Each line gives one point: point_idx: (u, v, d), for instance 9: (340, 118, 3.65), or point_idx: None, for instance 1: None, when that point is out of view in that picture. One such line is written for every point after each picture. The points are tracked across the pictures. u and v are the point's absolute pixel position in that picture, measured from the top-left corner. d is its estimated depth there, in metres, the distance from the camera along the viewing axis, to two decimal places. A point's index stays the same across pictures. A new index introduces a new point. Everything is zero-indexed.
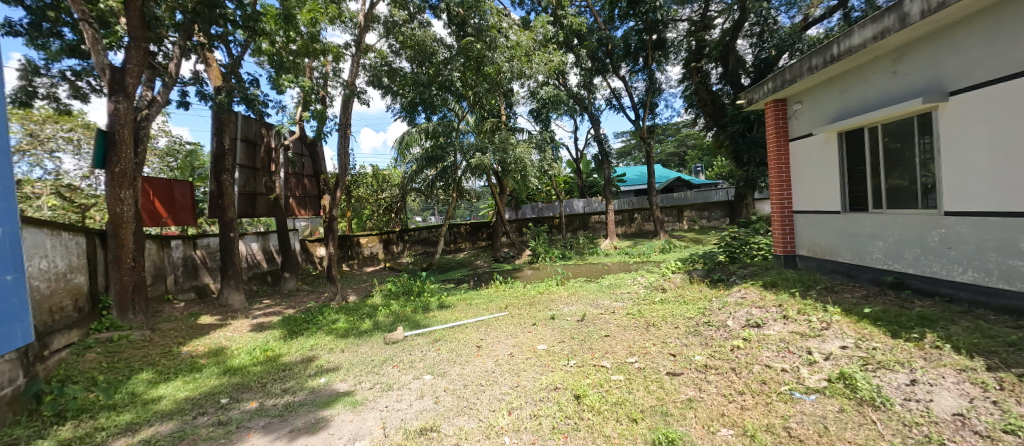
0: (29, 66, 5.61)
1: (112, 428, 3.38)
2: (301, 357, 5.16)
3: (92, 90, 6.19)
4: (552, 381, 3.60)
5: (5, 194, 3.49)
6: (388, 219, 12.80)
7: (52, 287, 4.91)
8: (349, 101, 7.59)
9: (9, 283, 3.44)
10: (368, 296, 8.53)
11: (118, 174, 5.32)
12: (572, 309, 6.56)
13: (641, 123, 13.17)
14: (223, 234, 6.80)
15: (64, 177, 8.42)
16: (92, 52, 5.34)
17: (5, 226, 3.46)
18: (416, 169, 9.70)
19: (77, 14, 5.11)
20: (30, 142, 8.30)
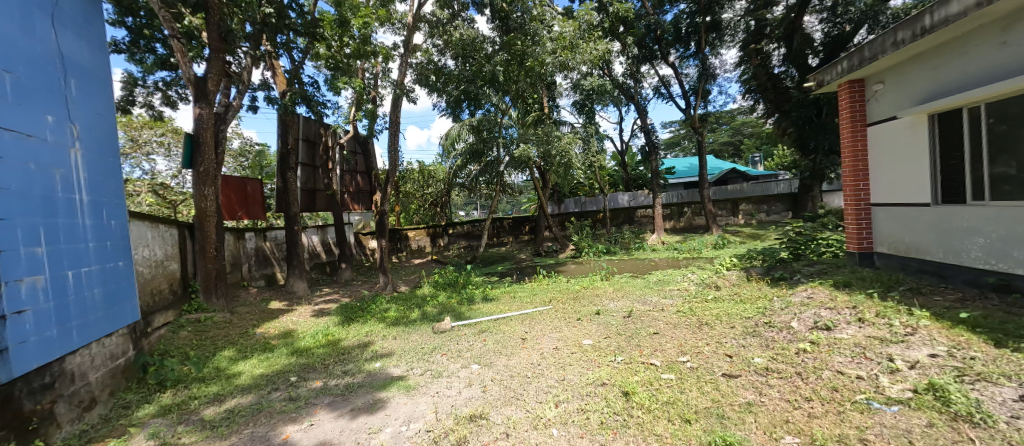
0: (128, 78, 6.27)
1: (203, 398, 3.76)
2: (358, 342, 5.46)
3: (180, 97, 6.81)
4: (599, 376, 3.55)
5: (115, 193, 4.04)
6: (433, 214, 13.19)
7: (153, 272, 5.49)
8: (399, 98, 7.85)
9: (121, 268, 4.01)
10: (418, 287, 8.85)
11: (203, 172, 5.85)
12: (618, 304, 6.44)
13: (692, 112, 12.54)
14: (289, 227, 7.28)
15: (158, 177, 9.37)
16: (180, 63, 5.89)
17: (116, 220, 4.01)
18: (461, 164, 9.91)
19: (168, 31, 5.63)
20: (131, 146, 9.33)
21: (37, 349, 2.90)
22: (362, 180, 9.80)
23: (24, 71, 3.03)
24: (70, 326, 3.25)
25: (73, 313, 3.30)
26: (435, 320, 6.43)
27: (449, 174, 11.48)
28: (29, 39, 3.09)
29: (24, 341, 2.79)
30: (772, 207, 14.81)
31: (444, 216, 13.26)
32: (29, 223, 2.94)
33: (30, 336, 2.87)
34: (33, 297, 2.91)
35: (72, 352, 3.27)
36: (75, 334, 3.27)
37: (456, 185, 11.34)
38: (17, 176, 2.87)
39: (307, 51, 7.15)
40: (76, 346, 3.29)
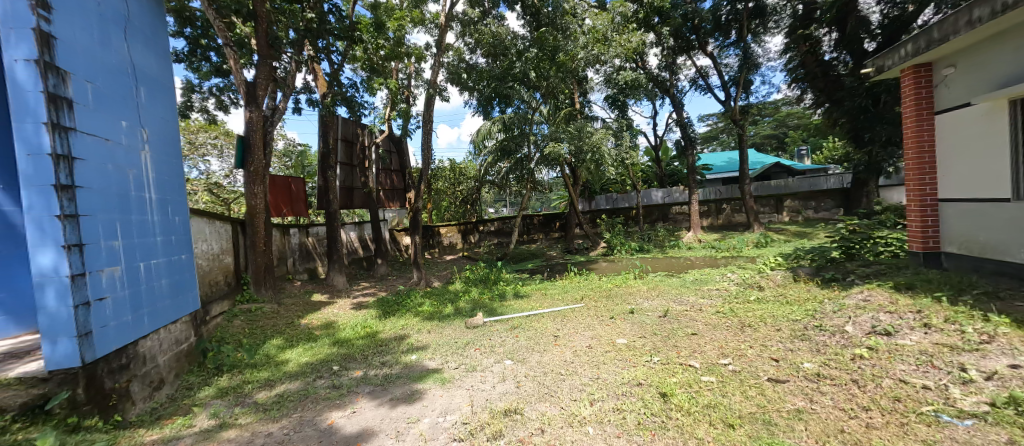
0: (186, 85, 6.69)
1: (255, 382, 4.07)
2: (395, 335, 5.67)
3: (231, 101, 7.19)
4: (633, 376, 3.50)
5: (178, 192, 4.38)
6: (465, 211, 13.32)
7: (210, 265, 5.87)
8: (432, 97, 7.98)
9: (183, 261, 4.35)
10: (450, 282, 8.98)
11: (253, 172, 6.21)
12: (653, 304, 6.31)
13: (733, 104, 12.02)
14: (329, 223, 7.55)
15: (212, 177, 9.98)
16: (232, 68, 6.24)
17: (178, 216, 4.35)
18: (491, 162, 9.94)
19: (222, 39, 5.96)
20: (189, 148, 9.99)
21: (115, 332, 3.18)
22: (396, 178, 10.03)
23: (100, 82, 3.34)
24: (143, 313, 3.54)
25: (145, 300, 3.60)
26: (468, 316, 6.54)
27: (479, 172, 11.58)
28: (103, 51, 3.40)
29: (105, 324, 3.06)
30: (821, 204, 13.67)
31: (475, 213, 13.37)
32: (107, 217, 3.22)
33: (110, 321, 3.15)
34: (112, 286, 3.19)
35: (145, 336, 3.59)
36: (147, 320, 3.57)
37: (486, 182, 11.40)
38: (96, 174, 3.16)
39: (345, 55, 7.37)
40: (147, 331, 3.59)
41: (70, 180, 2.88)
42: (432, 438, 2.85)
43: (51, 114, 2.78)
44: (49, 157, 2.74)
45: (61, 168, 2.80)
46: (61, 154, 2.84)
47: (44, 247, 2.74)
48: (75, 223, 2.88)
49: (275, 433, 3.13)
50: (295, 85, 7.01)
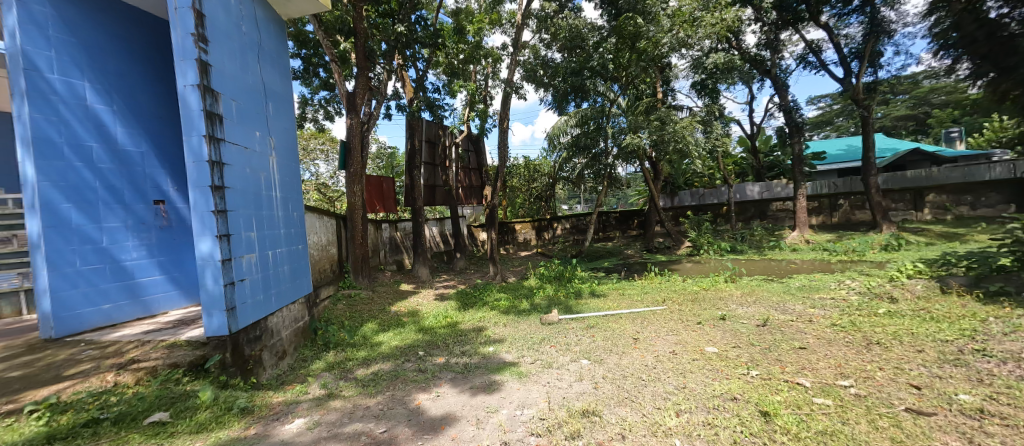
0: (301, 99, 7.60)
1: (354, 360, 5.03)
2: (473, 327, 6.20)
3: (336, 112, 8.01)
4: (727, 389, 3.32)
5: (287, 196, 5.59)
6: (539, 208, 13.36)
7: (319, 255, 6.69)
8: (509, 96, 8.13)
9: (292, 251, 5.50)
10: (525, 278, 9.10)
11: (354, 173, 6.91)
12: (750, 310, 5.97)
13: (855, 81, 10.50)
14: (415, 219, 8.06)
15: (320, 178, 11.29)
16: (336, 82, 6.94)
17: (288, 214, 5.55)
18: (565, 157, 9.93)
19: (329, 56, 6.69)
20: (303, 154, 11.43)
21: (251, 308, 4.25)
22: (474, 176, 10.30)
23: (235, 101, 4.52)
24: (268, 293, 4.64)
25: (269, 284, 4.71)
26: (545, 312, 6.78)
27: (554, 168, 11.57)
28: (236, 77, 4.59)
29: (244, 301, 4.11)
30: (982, 196, 11.84)
31: (549, 210, 13.34)
32: (243, 213, 4.32)
33: (248, 299, 4.21)
34: (247, 270, 4.24)
35: (270, 314, 4.68)
36: (270, 299, 4.66)
37: (560, 178, 11.33)
38: (235, 177, 4.27)
39: (429, 62, 7.76)
40: (271, 309, 4.67)
41: (221, 181, 3.98)
42: (511, 429, 3.04)
43: (208, 129, 3.90)
44: (206, 164, 3.83)
45: (215, 173, 3.88)
46: (214, 160, 3.93)
47: (205, 237, 3.80)
48: (224, 217, 3.96)
49: (372, 408, 3.71)
50: (386, 93, 7.55)
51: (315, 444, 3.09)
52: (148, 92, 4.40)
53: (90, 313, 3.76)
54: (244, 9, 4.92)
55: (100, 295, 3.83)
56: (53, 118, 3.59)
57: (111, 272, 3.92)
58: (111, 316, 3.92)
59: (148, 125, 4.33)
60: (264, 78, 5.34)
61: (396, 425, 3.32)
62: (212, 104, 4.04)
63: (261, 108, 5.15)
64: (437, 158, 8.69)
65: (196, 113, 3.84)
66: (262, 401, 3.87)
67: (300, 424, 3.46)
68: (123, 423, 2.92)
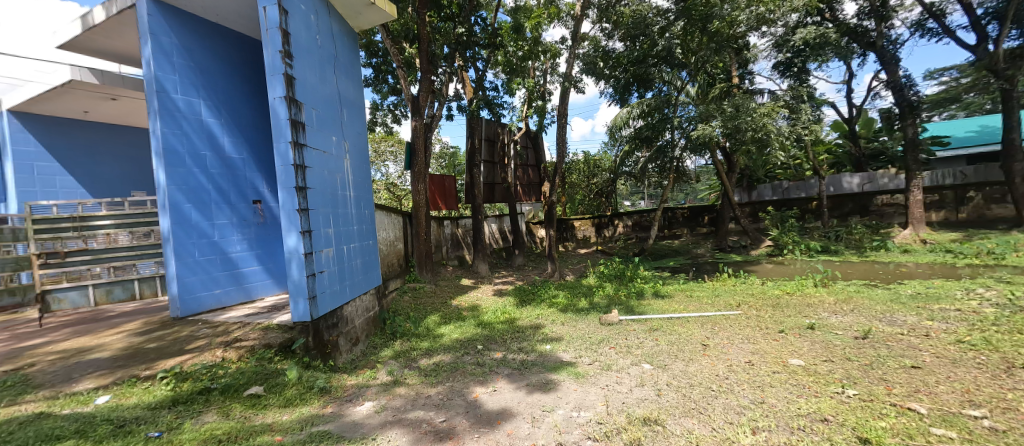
0: (373, 105, 8.16)
1: (418, 350, 5.34)
2: (530, 324, 6.27)
3: (403, 116, 8.46)
4: (817, 408, 2.98)
5: (360, 195, 6.10)
6: (599, 204, 12.96)
7: (387, 250, 7.15)
8: (568, 90, 7.94)
9: (364, 246, 6.01)
10: (584, 276, 8.89)
11: (418, 172, 7.20)
12: (845, 319, 5.25)
13: (995, 47, 8.67)
14: (475, 216, 8.24)
15: (390, 178, 12.04)
16: (402, 86, 7.28)
17: (361, 211, 6.06)
18: (628, 151, 9.62)
19: (396, 62, 7.06)
20: (375, 156, 12.28)
21: (329, 297, 4.72)
22: (532, 173, 10.24)
23: (316, 109, 4.99)
24: (343, 284, 5.11)
25: (344, 275, 5.19)
26: (603, 312, 6.60)
27: (615, 163, 11.17)
28: (316, 88, 5.06)
29: (323, 291, 4.59)
30: None
31: (610, 206, 12.86)
32: (322, 211, 4.79)
33: (326, 289, 4.69)
34: (325, 262, 4.71)
35: (345, 303, 5.15)
36: (345, 289, 5.13)
37: (622, 174, 10.87)
38: (315, 178, 4.75)
39: (489, 61, 7.84)
40: (346, 299, 5.14)
41: (303, 182, 4.45)
42: (566, 431, 3.03)
43: (293, 136, 4.38)
44: (292, 167, 4.30)
45: (298, 176, 4.35)
46: (298, 163, 4.40)
47: (290, 233, 4.30)
48: (306, 215, 4.44)
49: (433, 397, 3.93)
50: (448, 94, 7.74)
51: (381, 427, 3.33)
52: (245, 118, 5.66)
53: (206, 296, 5.04)
54: (322, 23, 5.38)
55: (212, 281, 5.10)
56: (178, 132, 4.85)
57: (220, 264, 5.19)
58: (221, 299, 5.18)
59: (245, 145, 5.59)
60: (340, 87, 5.82)
61: (454, 416, 3.47)
62: (297, 113, 4.52)
63: (337, 115, 5.64)
64: (496, 156, 8.80)
65: (284, 122, 4.34)
66: (338, 382, 4.28)
67: (370, 406, 3.76)
68: (228, 393, 3.59)
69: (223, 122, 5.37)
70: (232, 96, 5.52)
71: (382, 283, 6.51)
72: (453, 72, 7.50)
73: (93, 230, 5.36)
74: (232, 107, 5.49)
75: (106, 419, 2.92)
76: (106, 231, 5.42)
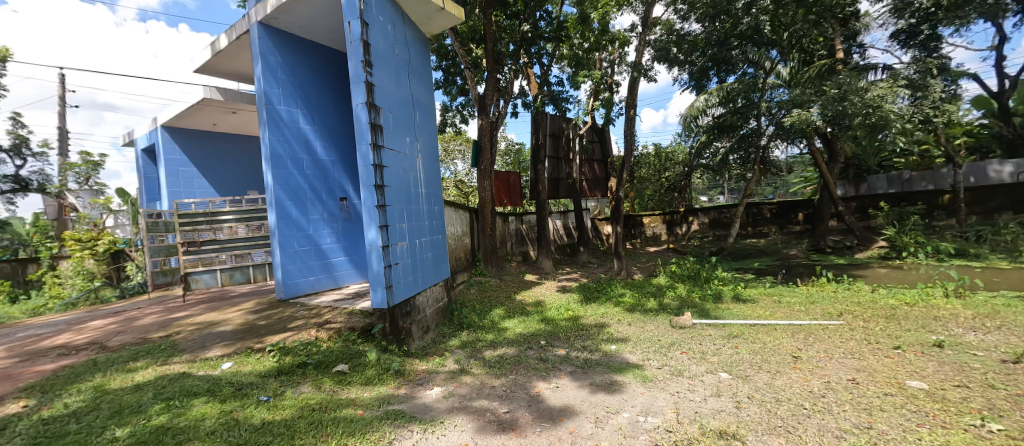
0: (442, 107, 8.54)
1: (484, 341, 5.55)
2: (595, 322, 6.15)
3: (471, 115, 8.74)
4: (944, 441, 2.57)
5: (431, 191, 6.47)
6: (670, 199, 12.15)
7: (455, 244, 7.49)
8: (637, 81, 7.55)
9: (435, 240, 6.36)
10: (654, 275, 8.45)
11: (485, 170, 7.40)
12: (987, 337, 4.36)
13: None
14: (539, 212, 8.25)
15: (458, 175, 12.50)
16: (470, 86, 7.50)
17: (432, 207, 6.42)
18: (705, 142, 8.87)
19: (464, 63, 7.29)
20: (444, 155, 12.83)
21: (403, 287, 5.11)
22: (598, 167, 9.91)
23: (392, 113, 5.40)
24: (415, 275, 5.48)
25: (417, 267, 5.57)
26: (675, 314, 6.23)
27: (690, 155, 10.41)
28: (392, 93, 5.46)
29: (398, 281, 4.97)
30: None
31: (684, 201, 11.99)
32: (397, 207, 5.18)
33: (401, 279, 5.07)
34: (399, 255, 5.08)
35: (417, 293, 5.52)
36: (417, 280, 5.50)
37: (698, 167, 10.06)
38: (391, 177, 5.14)
39: (554, 55, 7.74)
40: (418, 289, 5.51)
41: (381, 181, 4.85)
42: (632, 436, 2.99)
43: (373, 139, 4.79)
44: (371, 167, 4.71)
45: (377, 174, 4.76)
46: (376, 163, 4.81)
47: (370, 227, 4.73)
48: (383, 211, 4.83)
49: (497, 388, 4.06)
50: (513, 92, 7.78)
51: (448, 412, 3.53)
52: (332, 123, 6.29)
53: (303, 282, 5.73)
54: (398, 32, 5.77)
55: (308, 270, 5.78)
56: (281, 139, 5.57)
57: (314, 255, 5.86)
58: (314, 285, 5.85)
59: (332, 147, 6.22)
60: (413, 90, 6.20)
61: (517, 408, 3.56)
62: (376, 117, 4.92)
63: (410, 117, 6.02)
64: (561, 151, 8.71)
65: (364, 126, 4.76)
66: (411, 367, 4.62)
67: (438, 391, 4.00)
68: (321, 368, 4.06)
69: (315, 128, 6.03)
70: (322, 104, 6.16)
71: (451, 276, 6.84)
72: (519, 69, 7.49)
73: (218, 223, 6.02)
74: (322, 114, 6.12)
75: (229, 382, 3.52)
76: (229, 224, 6.15)
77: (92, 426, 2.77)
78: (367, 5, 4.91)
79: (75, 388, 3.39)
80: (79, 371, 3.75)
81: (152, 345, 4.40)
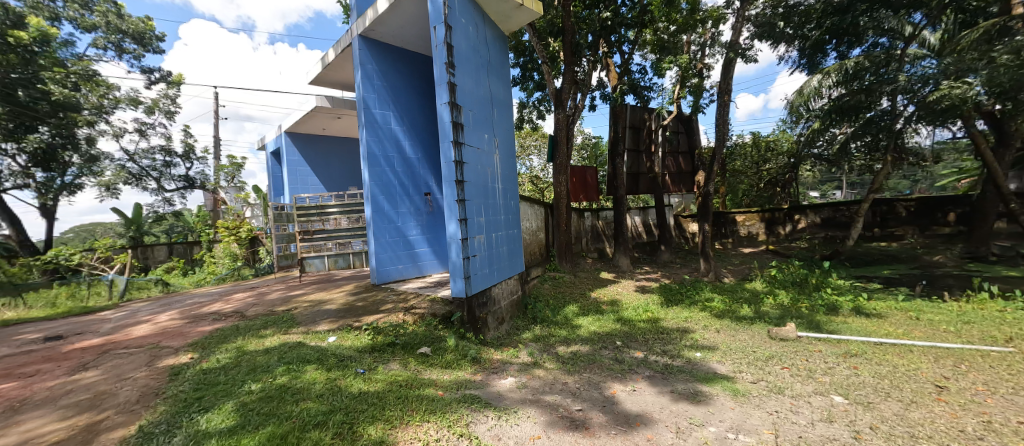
0: (519, 103, 8.64)
1: (557, 337, 5.56)
2: (677, 326, 5.75)
3: (547, 110, 8.72)
4: None
5: (508, 186, 6.62)
6: (771, 194, 10.70)
7: (530, 238, 7.58)
8: (732, 63, 6.81)
9: (511, 234, 6.51)
10: (748, 280, 7.62)
11: (561, 164, 7.34)
12: None
13: None
14: (616, 208, 7.95)
15: (533, 171, 12.52)
16: (547, 81, 7.48)
17: (508, 202, 6.58)
18: (818, 129, 7.65)
19: (541, 58, 7.28)
20: (520, 150, 12.95)
21: (480, 278, 5.33)
22: (684, 160, 9.15)
23: (472, 111, 5.63)
24: (492, 267, 5.68)
25: (493, 260, 5.76)
26: (774, 324, 5.55)
27: (796, 144, 9.10)
28: (473, 92, 5.68)
29: (475, 272, 5.22)
30: None
31: (788, 197, 10.54)
32: (475, 202, 5.41)
33: (478, 271, 5.30)
34: (477, 247, 5.31)
35: (493, 285, 5.72)
36: (493, 273, 5.70)
37: (806, 157, 8.73)
38: (471, 172, 5.39)
39: (636, 42, 7.32)
40: (494, 281, 5.70)
41: (461, 176, 5.11)
42: None
43: (454, 136, 5.05)
44: (453, 164, 4.99)
45: (457, 170, 5.02)
46: (457, 160, 5.07)
47: (450, 221, 5.02)
48: (463, 205, 5.09)
49: (570, 385, 4.05)
50: (591, 84, 7.56)
51: (521, 403, 3.60)
52: (419, 123, 6.76)
53: (393, 270, 6.30)
54: (479, 32, 5.98)
55: (397, 259, 6.33)
56: (376, 139, 6.15)
57: (402, 245, 6.39)
58: (402, 273, 6.39)
59: (419, 146, 6.69)
60: (492, 88, 6.39)
61: (590, 408, 3.50)
62: (457, 116, 5.19)
63: (489, 115, 6.21)
64: (642, 144, 8.29)
65: (447, 125, 5.05)
66: (487, 355, 4.82)
67: (512, 382, 4.12)
68: (408, 349, 4.46)
69: (404, 129, 6.54)
70: (411, 106, 6.65)
71: (526, 270, 6.95)
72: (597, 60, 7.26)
73: (325, 216, 6.73)
74: (410, 116, 6.61)
75: (333, 353, 3.99)
76: (334, 216, 6.86)
77: (236, 379, 3.37)
78: (451, 9, 5.17)
79: (224, 347, 4.19)
80: (226, 334, 4.62)
81: (276, 317, 5.22)
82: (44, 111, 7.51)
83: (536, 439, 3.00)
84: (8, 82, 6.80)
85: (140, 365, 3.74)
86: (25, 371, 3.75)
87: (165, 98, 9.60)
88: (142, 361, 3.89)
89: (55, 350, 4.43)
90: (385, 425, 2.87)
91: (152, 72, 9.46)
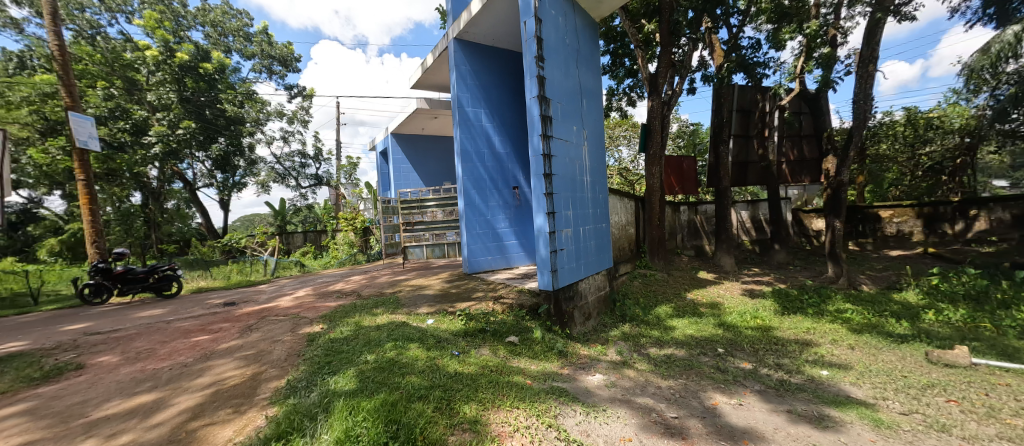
0: (609, 92, 8.28)
1: (648, 338, 5.25)
2: (795, 337, 4.99)
3: (639, 97, 8.19)
4: None
5: (597, 179, 6.45)
6: (932, 184, 8.49)
7: (620, 232, 7.29)
8: (877, 25, 5.57)
9: (600, 228, 6.34)
10: (897, 289, 6.24)
11: (654, 154, 6.89)
12: None
13: None
14: (720, 201, 7.17)
15: (624, 162, 11.92)
16: (641, 66, 7.05)
17: (598, 195, 6.41)
18: (1009, 100, 5.85)
19: (634, 43, 6.88)
20: (609, 141, 12.42)
21: (568, 273, 5.31)
22: (807, 146, 7.87)
23: (562, 103, 5.57)
24: (579, 262, 5.61)
25: (581, 254, 5.67)
26: (939, 345, 4.45)
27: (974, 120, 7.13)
28: (562, 84, 5.61)
29: (563, 266, 5.20)
30: None
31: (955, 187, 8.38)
32: (563, 195, 5.36)
33: (566, 264, 5.27)
34: (564, 241, 5.27)
35: (580, 280, 5.65)
36: (581, 268, 5.61)
37: (988, 136, 6.78)
38: (559, 165, 5.35)
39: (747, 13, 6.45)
40: (582, 276, 5.63)
41: (550, 170, 5.10)
42: None
43: (542, 130, 5.05)
44: (541, 157, 5.00)
45: (545, 164, 5.02)
46: (545, 153, 5.07)
47: (538, 214, 5.06)
48: (551, 199, 5.10)
49: (664, 390, 3.79)
50: (691, 65, 6.90)
51: (610, 402, 3.47)
52: (509, 119, 6.94)
53: (483, 260, 6.61)
54: (569, 22, 5.87)
55: (488, 250, 6.64)
56: (470, 135, 6.48)
57: (492, 237, 6.67)
58: (491, 264, 6.68)
59: (508, 141, 6.89)
60: (582, 79, 6.25)
61: (688, 417, 3.24)
62: (547, 109, 5.17)
63: (579, 106, 6.09)
64: (752, 128, 7.39)
65: (536, 118, 5.07)
66: (573, 349, 4.78)
67: (600, 379, 4.02)
68: (496, 336, 4.65)
69: (495, 125, 6.77)
70: (501, 103, 6.84)
71: (615, 266, 6.70)
72: (698, 38, 6.57)
73: (423, 209, 7.37)
74: (501, 112, 6.82)
75: (431, 335, 4.33)
76: (432, 209, 7.43)
77: (355, 349, 3.83)
78: (541, 2, 5.16)
79: (340, 321, 4.87)
80: (347, 310, 5.38)
81: (384, 299, 5.89)
82: (221, 125, 9.67)
83: (627, 442, 2.87)
84: (200, 104, 9.15)
85: (287, 331, 4.58)
86: (214, 328, 4.85)
87: (301, 109, 11.45)
88: (287, 327, 4.75)
89: (230, 314, 5.66)
90: (479, 406, 2.96)
91: (292, 88, 11.33)
